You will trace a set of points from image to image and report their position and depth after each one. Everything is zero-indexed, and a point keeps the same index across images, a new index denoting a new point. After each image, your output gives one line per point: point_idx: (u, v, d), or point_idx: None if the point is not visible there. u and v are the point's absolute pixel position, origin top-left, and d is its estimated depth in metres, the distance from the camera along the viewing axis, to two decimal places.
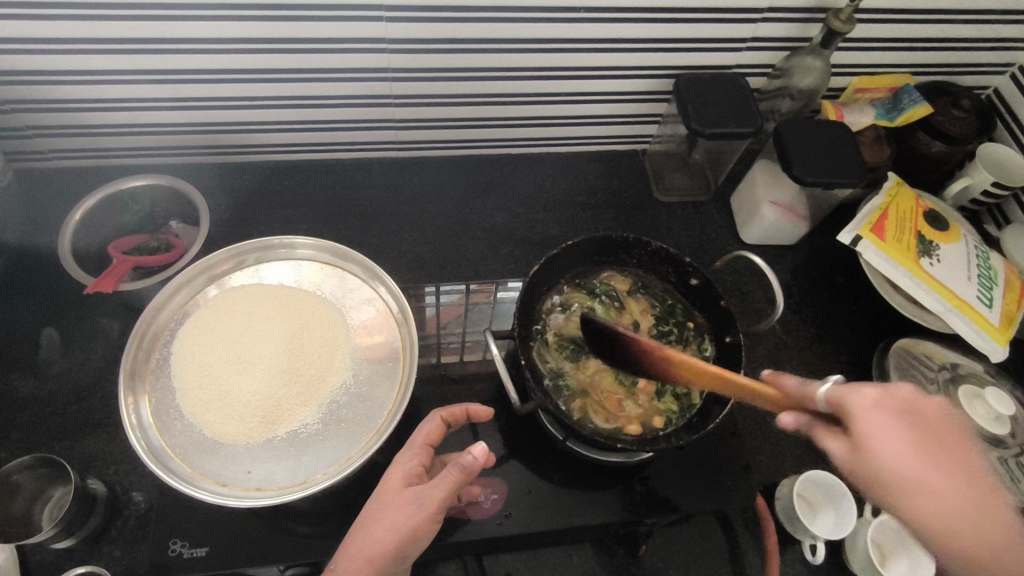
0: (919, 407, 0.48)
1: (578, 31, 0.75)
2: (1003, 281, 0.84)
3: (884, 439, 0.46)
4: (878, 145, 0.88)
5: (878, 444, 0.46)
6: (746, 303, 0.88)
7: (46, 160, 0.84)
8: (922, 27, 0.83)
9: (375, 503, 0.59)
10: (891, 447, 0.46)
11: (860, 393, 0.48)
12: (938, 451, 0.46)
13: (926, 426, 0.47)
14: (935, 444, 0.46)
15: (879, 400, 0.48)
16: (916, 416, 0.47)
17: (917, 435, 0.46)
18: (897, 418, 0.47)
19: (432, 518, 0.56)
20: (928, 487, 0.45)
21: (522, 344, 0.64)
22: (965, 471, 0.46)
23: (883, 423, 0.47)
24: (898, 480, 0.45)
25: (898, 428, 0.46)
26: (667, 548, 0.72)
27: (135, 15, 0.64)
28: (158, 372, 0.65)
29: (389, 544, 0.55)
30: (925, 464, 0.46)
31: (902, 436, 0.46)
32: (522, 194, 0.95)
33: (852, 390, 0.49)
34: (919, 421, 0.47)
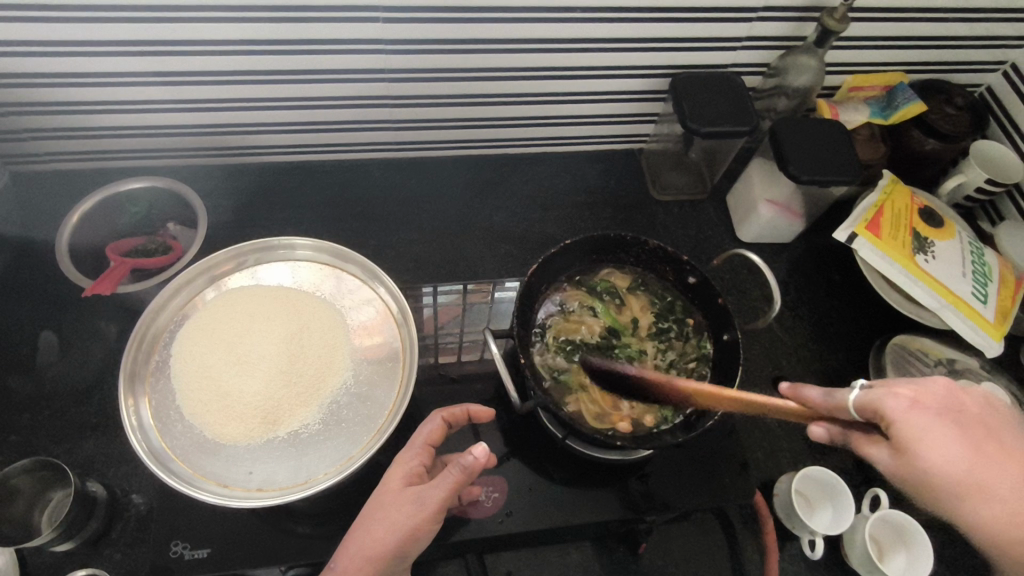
0: (952, 400, 0.52)
1: (574, 31, 0.76)
2: (997, 277, 0.84)
3: (929, 441, 0.50)
4: (873, 143, 0.88)
5: (927, 445, 0.50)
6: (743, 301, 0.88)
7: (42, 163, 0.83)
8: (915, 26, 0.83)
9: (375, 502, 0.59)
10: (940, 446, 0.49)
11: (894, 398, 0.52)
12: (978, 445, 0.50)
13: (963, 418, 0.51)
14: (975, 434, 0.51)
15: (914, 400, 0.52)
16: (952, 411, 0.51)
17: (958, 429, 0.50)
18: (938, 417, 0.51)
19: (431, 518, 0.56)
20: (982, 479, 0.49)
21: (522, 343, 0.65)
22: (1006, 457, 0.50)
23: (927, 424, 0.50)
24: (949, 478, 0.49)
25: (942, 425, 0.50)
26: (667, 546, 0.73)
27: (131, 18, 0.64)
28: (157, 374, 0.65)
29: (388, 543, 0.56)
30: (971, 460, 0.49)
31: (948, 433, 0.50)
32: (518, 194, 0.95)
33: (887, 395, 0.52)
34: (956, 416, 0.51)
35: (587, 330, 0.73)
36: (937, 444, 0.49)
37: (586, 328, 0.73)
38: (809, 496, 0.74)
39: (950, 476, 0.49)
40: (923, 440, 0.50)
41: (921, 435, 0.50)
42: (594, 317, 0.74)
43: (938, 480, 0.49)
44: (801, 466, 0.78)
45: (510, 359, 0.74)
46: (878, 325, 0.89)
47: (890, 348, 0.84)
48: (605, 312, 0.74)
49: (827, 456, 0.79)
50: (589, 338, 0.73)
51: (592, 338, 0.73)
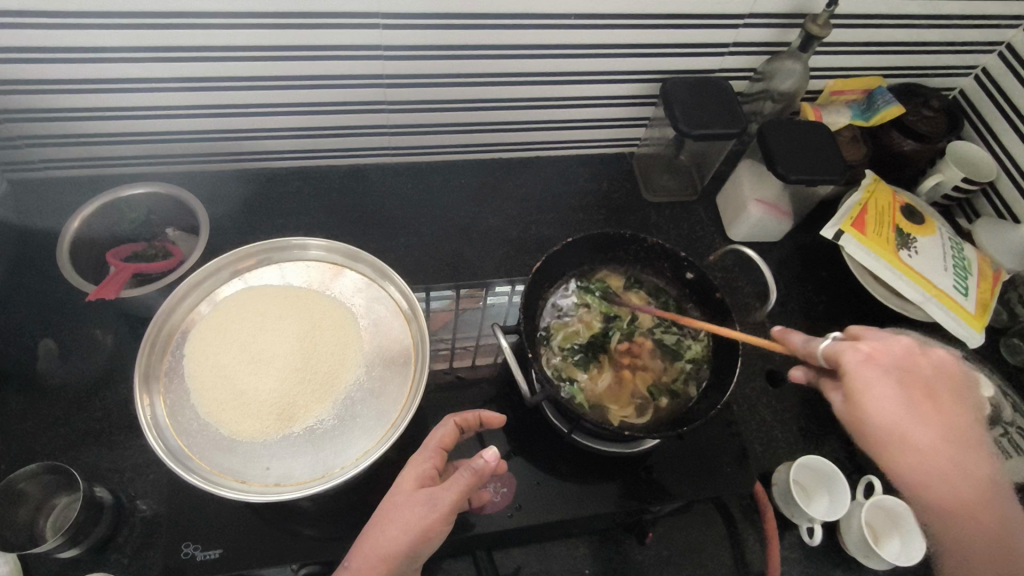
0: (903, 357, 0.56)
1: (569, 36, 0.78)
2: (976, 271, 0.88)
3: (874, 393, 0.53)
4: (855, 144, 0.92)
5: (870, 396, 0.53)
6: (735, 298, 0.91)
7: (38, 171, 0.83)
8: (892, 31, 0.87)
9: (388, 504, 0.59)
10: (883, 399, 0.53)
11: (853, 350, 0.55)
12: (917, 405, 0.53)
13: (911, 378, 0.55)
14: (917, 393, 0.54)
15: (869, 355, 0.55)
16: (902, 370, 0.55)
17: (904, 386, 0.54)
18: (889, 373, 0.54)
19: (442, 520, 0.57)
20: (916, 435, 0.52)
21: (528, 339, 0.67)
22: (942, 417, 0.54)
23: (875, 377, 0.54)
24: (883, 428, 0.52)
25: (889, 381, 0.53)
26: (672, 537, 0.74)
27: (134, 24, 0.65)
28: (171, 375, 0.65)
29: (403, 542, 0.56)
30: (909, 417, 0.53)
31: (894, 388, 0.53)
32: (513, 198, 0.97)
33: (847, 346, 0.55)
34: (906, 374, 0.54)
35: (584, 329, 0.75)
36: (880, 396, 0.53)
37: (584, 328, 0.75)
38: (807, 485, 0.76)
39: (885, 426, 0.52)
40: (867, 388, 0.53)
41: (868, 387, 0.53)
42: (592, 317, 0.76)
43: (873, 428, 0.53)
44: (796, 457, 0.80)
45: (517, 354, 0.76)
46: (865, 319, 0.92)
47: None
48: (601, 309, 0.76)
49: (820, 446, 0.81)
50: (588, 337, 0.75)
51: (592, 335, 0.75)
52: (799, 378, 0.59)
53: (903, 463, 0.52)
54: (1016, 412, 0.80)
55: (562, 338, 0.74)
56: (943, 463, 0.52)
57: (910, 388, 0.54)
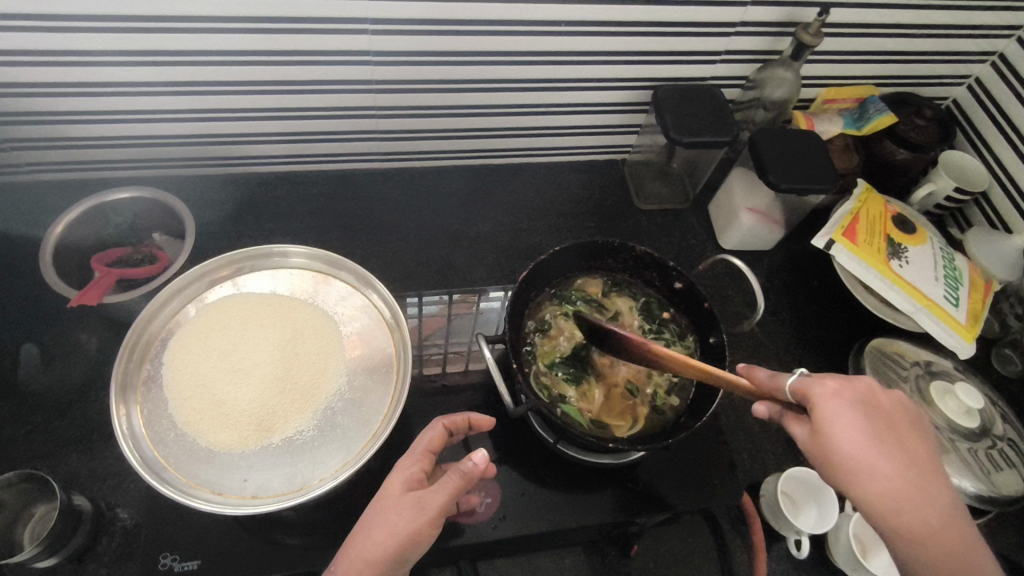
0: (869, 391, 0.55)
1: (559, 43, 0.78)
2: (968, 281, 0.88)
3: (840, 427, 0.52)
4: (847, 153, 0.92)
5: (836, 427, 0.52)
6: (725, 306, 0.91)
7: (23, 174, 0.82)
8: (884, 40, 0.87)
9: (375, 507, 0.58)
10: (850, 430, 0.52)
11: (820, 384, 0.54)
12: (882, 437, 0.52)
13: (878, 411, 0.54)
14: (882, 426, 0.53)
15: (836, 389, 0.54)
16: (870, 403, 0.54)
17: (872, 418, 0.53)
18: (857, 405, 0.53)
19: (431, 523, 0.56)
20: (881, 466, 0.51)
21: (513, 349, 0.66)
22: (909, 450, 0.53)
23: (841, 411, 0.53)
24: (848, 461, 0.51)
25: (857, 413, 0.53)
26: (657, 549, 0.74)
27: (119, 28, 0.64)
28: (149, 383, 0.64)
29: (393, 545, 0.55)
30: (873, 450, 0.52)
31: (861, 420, 0.53)
32: (505, 203, 0.96)
33: (815, 379, 0.55)
34: (873, 407, 0.54)
35: (567, 340, 0.74)
36: (846, 427, 0.52)
37: (567, 338, 0.74)
38: (796, 497, 0.75)
39: (852, 458, 0.51)
40: (832, 423, 0.52)
41: (834, 419, 0.53)
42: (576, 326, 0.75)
43: (841, 460, 0.52)
44: (785, 468, 0.79)
45: (501, 365, 0.76)
46: (856, 328, 0.91)
47: (868, 351, 0.84)
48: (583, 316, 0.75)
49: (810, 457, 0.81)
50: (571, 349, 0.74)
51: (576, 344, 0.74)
52: (762, 413, 0.57)
53: (872, 496, 0.51)
54: (1006, 423, 0.80)
55: (546, 352, 0.73)
56: (909, 494, 0.51)
57: (875, 422, 0.53)
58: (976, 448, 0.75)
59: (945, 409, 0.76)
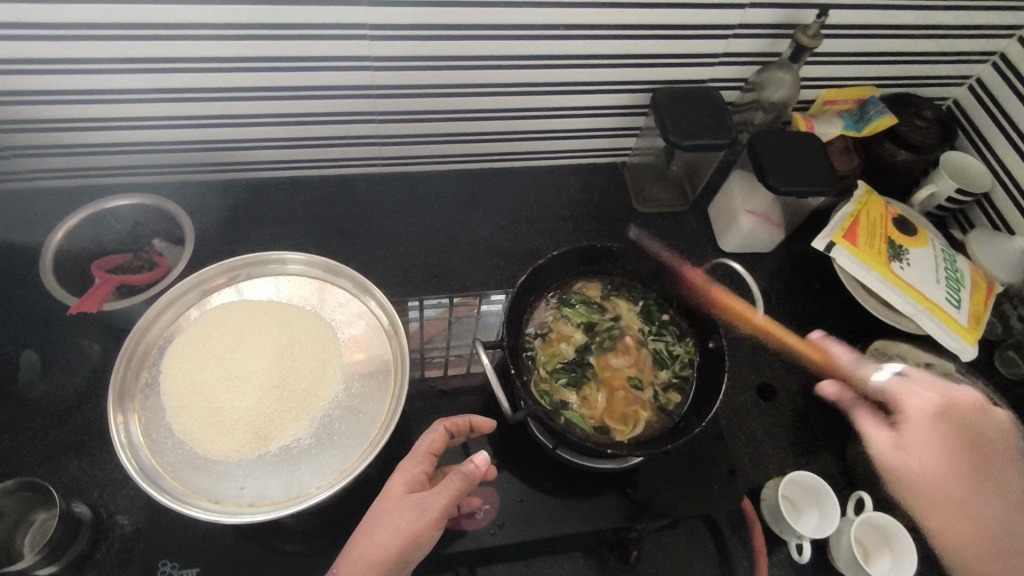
0: (946, 413, 0.72)
1: (556, 47, 0.77)
2: (970, 283, 0.87)
3: (913, 435, 0.72)
4: (848, 155, 0.91)
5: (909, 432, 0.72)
6: (726, 310, 0.90)
7: (23, 181, 0.83)
8: (884, 41, 0.86)
9: (377, 508, 0.58)
10: (916, 438, 0.72)
11: (909, 395, 0.74)
12: (958, 451, 0.69)
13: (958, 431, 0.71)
14: (957, 442, 0.70)
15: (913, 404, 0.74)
16: (947, 422, 0.71)
17: (948, 440, 0.70)
18: (930, 420, 0.72)
19: (433, 525, 0.56)
20: (934, 473, 0.69)
21: (511, 355, 0.66)
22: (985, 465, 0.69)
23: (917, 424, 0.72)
24: (918, 465, 0.70)
25: (935, 429, 0.71)
26: (659, 555, 0.73)
27: (116, 36, 0.65)
28: (147, 391, 0.64)
29: (394, 547, 0.55)
30: (947, 461, 0.69)
31: (933, 434, 0.71)
32: (506, 207, 0.96)
33: (904, 388, 0.75)
34: (959, 425, 0.71)
35: (567, 346, 0.74)
36: (922, 447, 0.71)
37: (564, 343, 0.75)
38: (796, 500, 0.75)
39: (920, 462, 0.70)
40: (908, 432, 0.72)
41: (914, 437, 0.72)
42: (572, 328, 0.75)
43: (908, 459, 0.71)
44: (787, 471, 0.79)
45: (500, 368, 0.75)
46: (857, 331, 0.91)
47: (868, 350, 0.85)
48: (581, 321, 0.75)
49: (811, 460, 0.80)
50: (571, 355, 0.74)
51: (575, 350, 0.74)
52: (830, 392, 0.82)
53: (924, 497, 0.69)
54: None
55: (547, 358, 0.73)
56: (964, 497, 0.67)
57: (957, 437, 0.70)
58: None
59: None
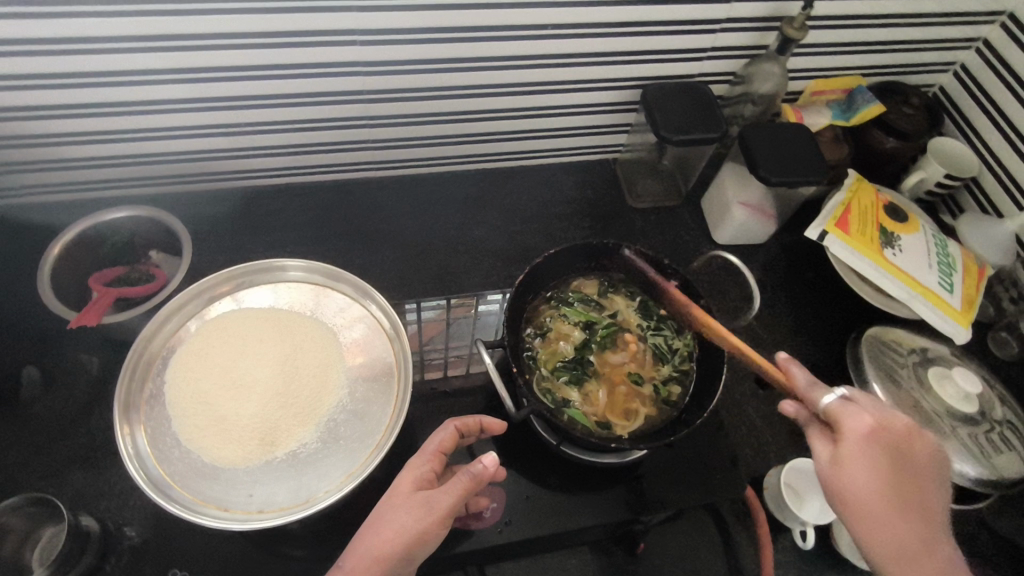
0: (888, 436, 0.53)
1: (545, 47, 0.78)
2: (961, 267, 0.88)
3: (853, 465, 0.53)
4: (836, 144, 0.93)
5: (851, 462, 0.53)
6: (722, 302, 0.91)
7: (16, 198, 0.82)
8: (870, 30, 0.87)
9: (384, 504, 0.59)
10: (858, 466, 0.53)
11: (854, 415, 0.55)
12: (892, 474, 0.52)
13: (896, 453, 0.53)
14: (893, 464, 0.52)
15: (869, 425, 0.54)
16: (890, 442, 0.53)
17: (892, 458, 0.53)
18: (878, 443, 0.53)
19: (440, 522, 0.57)
20: (861, 494, 0.52)
21: (512, 354, 0.66)
22: (911, 481, 0.52)
23: (858, 449, 0.53)
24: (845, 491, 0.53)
25: (875, 453, 0.53)
26: (665, 545, 0.74)
27: (104, 49, 0.64)
28: (151, 402, 0.65)
29: (400, 543, 0.55)
30: (880, 489, 0.52)
31: (872, 459, 0.53)
32: (500, 207, 0.97)
33: (850, 409, 0.55)
34: (907, 454, 0.53)
35: (566, 344, 0.75)
36: (863, 466, 0.52)
37: (563, 341, 0.75)
38: (797, 487, 0.74)
39: (849, 488, 0.53)
40: (841, 457, 0.54)
41: (856, 455, 0.53)
42: (571, 325, 0.76)
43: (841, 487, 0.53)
44: (788, 459, 0.80)
45: (501, 368, 0.76)
46: (852, 319, 0.92)
47: (865, 339, 0.83)
48: (579, 318, 0.76)
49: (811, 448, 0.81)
50: (571, 352, 0.74)
51: (574, 347, 0.75)
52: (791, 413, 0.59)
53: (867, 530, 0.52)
54: (1005, 406, 0.79)
55: (547, 356, 0.74)
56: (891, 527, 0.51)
57: (889, 454, 0.53)
58: (976, 433, 0.75)
59: (942, 395, 0.76)
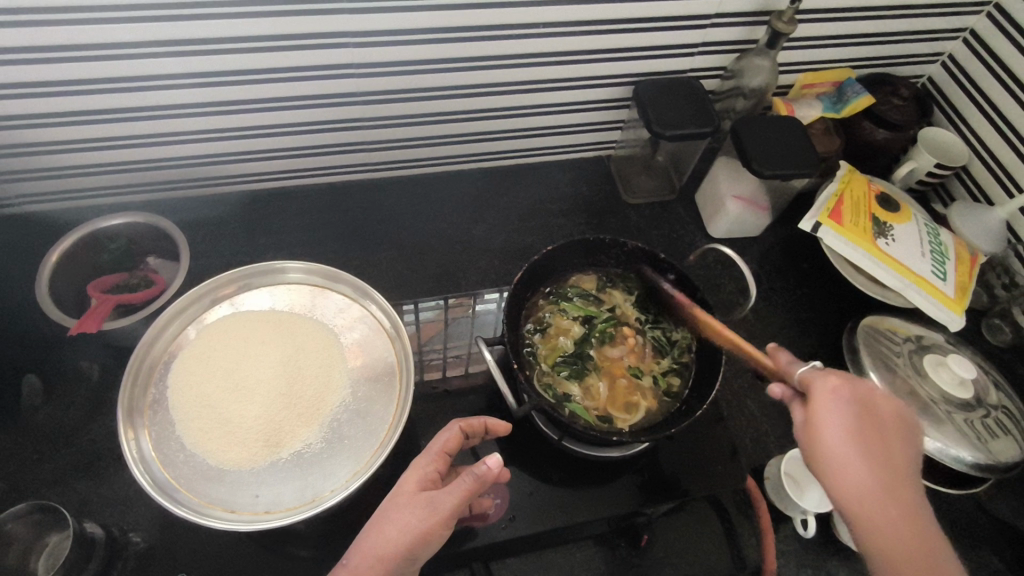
0: (863, 399, 0.55)
1: (537, 45, 0.79)
2: (954, 254, 0.89)
3: (829, 426, 0.54)
4: (828, 136, 0.94)
5: (827, 423, 0.54)
6: (719, 295, 0.92)
7: (12, 207, 0.83)
8: (858, 22, 0.88)
9: (388, 505, 0.59)
10: (835, 427, 0.54)
11: (825, 379, 0.56)
12: (868, 434, 0.54)
13: (872, 416, 0.55)
14: (868, 425, 0.54)
15: (841, 388, 0.55)
16: (865, 404, 0.55)
17: (863, 416, 0.54)
18: (853, 404, 0.55)
19: (444, 523, 0.57)
20: (840, 454, 0.53)
21: (512, 350, 0.67)
22: (888, 443, 0.54)
23: (834, 410, 0.54)
24: (825, 453, 0.54)
25: (850, 414, 0.54)
26: (670, 540, 0.73)
27: (97, 57, 0.65)
28: (156, 407, 0.65)
29: (403, 545, 0.55)
30: (858, 448, 0.53)
31: (848, 419, 0.54)
32: (496, 206, 0.97)
33: (821, 374, 0.57)
34: (881, 416, 0.55)
35: (566, 339, 0.75)
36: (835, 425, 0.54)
37: (562, 336, 0.76)
38: (797, 475, 0.74)
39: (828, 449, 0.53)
40: (818, 420, 0.55)
41: (828, 415, 0.54)
42: (570, 321, 0.77)
43: (819, 448, 0.54)
44: (787, 449, 0.81)
45: (502, 365, 0.76)
46: (848, 308, 0.93)
47: (860, 329, 0.84)
48: (578, 313, 0.77)
49: None
50: (571, 347, 0.75)
51: (574, 342, 0.75)
52: (777, 393, 0.59)
53: (847, 490, 0.52)
54: (1000, 391, 0.80)
55: (547, 352, 0.74)
56: (872, 485, 0.52)
57: (864, 416, 0.54)
58: (972, 419, 0.76)
59: (939, 381, 0.76)
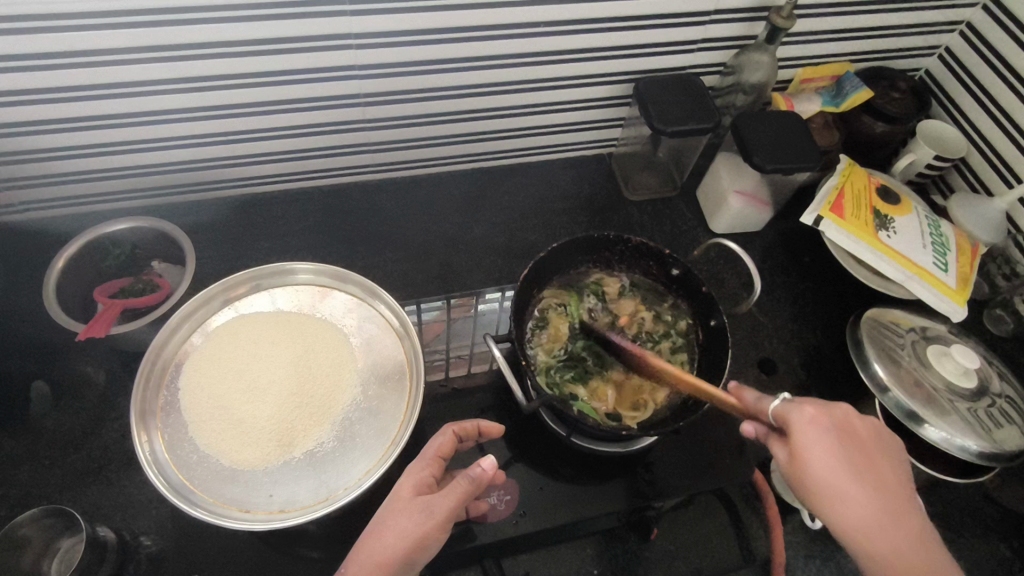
0: (840, 424, 0.56)
1: (538, 44, 0.79)
2: (954, 246, 0.90)
3: (817, 457, 0.54)
4: (828, 130, 0.95)
5: (814, 454, 0.54)
6: (722, 290, 0.92)
7: (16, 214, 0.83)
8: (855, 17, 0.89)
9: (386, 511, 0.58)
10: (823, 457, 0.54)
11: (799, 410, 0.57)
12: (854, 460, 0.54)
13: (854, 441, 0.55)
14: (851, 449, 0.55)
15: (816, 415, 0.56)
16: (843, 429, 0.56)
17: (845, 441, 0.55)
18: (833, 430, 0.55)
19: (439, 527, 0.56)
20: (833, 485, 0.53)
21: (521, 346, 0.68)
22: (874, 465, 0.55)
23: (817, 441, 0.55)
24: (818, 487, 0.54)
25: (833, 440, 0.55)
26: (677, 531, 0.74)
27: (101, 62, 0.65)
28: (167, 409, 0.65)
29: (399, 549, 0.55)
30: (848, 474, 0.53)
31: (834, 447, 0.54)
32: (498, 205, 0.97)
33: (795, 406, 0.57)
34: (861, 437, 0.56)
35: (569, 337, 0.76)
36: (823, 455, 0.54)
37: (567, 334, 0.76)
38: None
39: (821, 481, 0.54)
40: (804, 453, 0.55)
41: (812, 446, 0.55)
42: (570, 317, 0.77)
43: (812, 482, 0.54)
44: None
45: (510, 361, 0.77)
46: (849, 301, 0.94)
47: (865, 321, 0.83)
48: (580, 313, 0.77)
49: None
50: (575, 345, 0.75)
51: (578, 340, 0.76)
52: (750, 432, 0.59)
53: (848, 521, 0.52)
54: (1003, 381, 0.81)
55: (552, 350, 0.75)
56: (870, 511, 0.52)
57: (846, 441, 0.55)
58: (977, 409, 0.76)
59: (942, 371, 0.77)
